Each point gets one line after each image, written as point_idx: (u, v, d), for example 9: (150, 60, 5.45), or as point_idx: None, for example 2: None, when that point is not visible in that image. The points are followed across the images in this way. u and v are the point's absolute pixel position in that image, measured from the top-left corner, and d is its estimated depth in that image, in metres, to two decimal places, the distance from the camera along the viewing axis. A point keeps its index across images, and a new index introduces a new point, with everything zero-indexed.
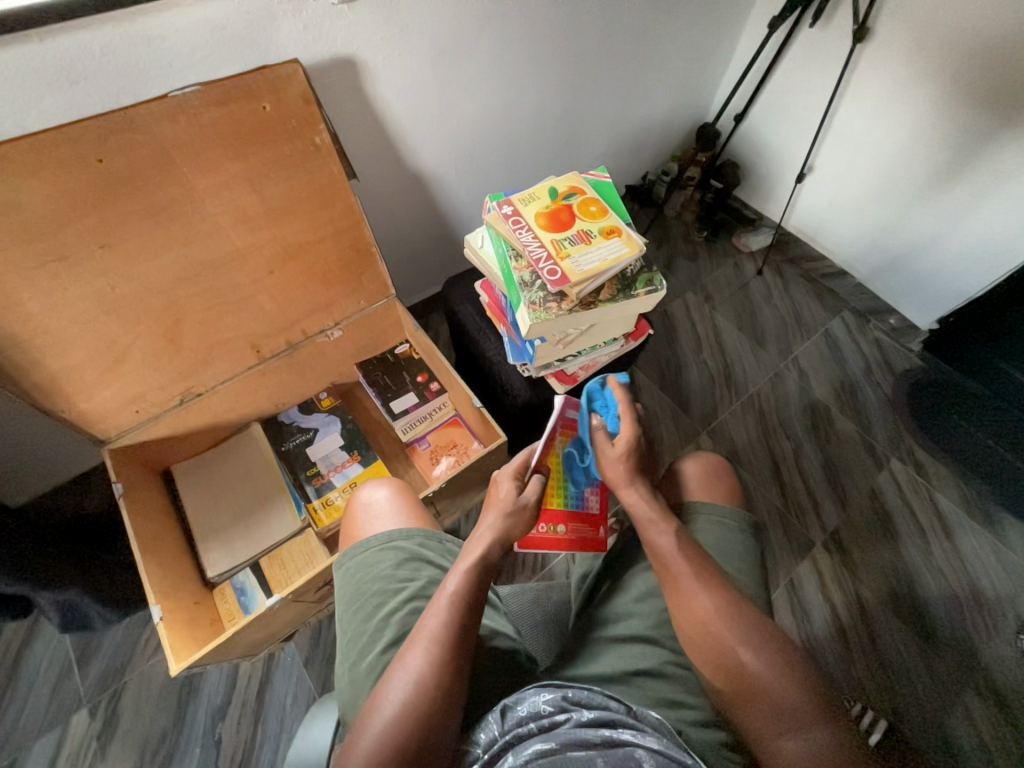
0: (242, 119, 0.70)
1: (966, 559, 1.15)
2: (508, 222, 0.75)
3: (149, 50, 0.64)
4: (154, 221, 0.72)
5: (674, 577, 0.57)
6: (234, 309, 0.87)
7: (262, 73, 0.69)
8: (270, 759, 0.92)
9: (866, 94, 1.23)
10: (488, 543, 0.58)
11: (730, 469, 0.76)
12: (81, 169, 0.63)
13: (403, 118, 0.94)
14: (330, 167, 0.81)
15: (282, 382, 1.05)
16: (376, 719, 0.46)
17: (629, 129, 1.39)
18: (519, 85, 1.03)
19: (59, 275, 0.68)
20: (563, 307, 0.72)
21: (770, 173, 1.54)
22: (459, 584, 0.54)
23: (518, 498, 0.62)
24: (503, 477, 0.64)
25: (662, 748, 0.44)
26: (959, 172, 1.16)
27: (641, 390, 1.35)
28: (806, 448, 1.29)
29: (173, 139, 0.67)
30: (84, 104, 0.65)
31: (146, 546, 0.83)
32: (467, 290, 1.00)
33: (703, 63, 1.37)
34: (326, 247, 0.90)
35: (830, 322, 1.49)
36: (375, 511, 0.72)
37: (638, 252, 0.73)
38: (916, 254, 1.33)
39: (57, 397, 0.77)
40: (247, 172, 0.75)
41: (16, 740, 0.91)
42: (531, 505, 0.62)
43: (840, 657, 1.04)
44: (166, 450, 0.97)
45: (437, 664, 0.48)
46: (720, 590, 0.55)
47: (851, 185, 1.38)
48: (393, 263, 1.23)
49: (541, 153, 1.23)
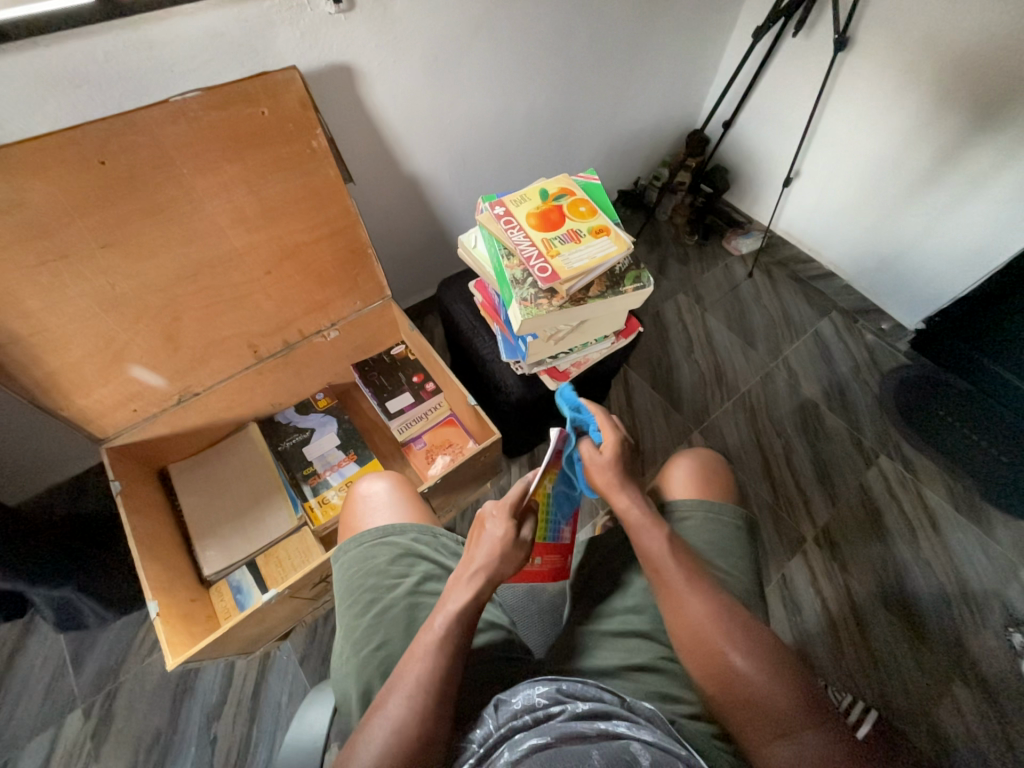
0: (241, 123, 0.72)
1: (954, 553, 1.17)
2: (500, 222, 0.77)
3: (151, 56, 0.66)
4: (154, 222, 0.73)
5: (667, 582, 0.58)
6: (232, 309, 0.89)
7: (261, 79, 0.71)
8: (265, 757, 0.92)
9: (849, 101, 1.27)
10: (477, 586, 0.56)
11: (720, 462, 0.78)
12: (83, 170, 0.65)
13: (398, 124, 0.96)
14: (327, 169, 0.83)
15: (279, 381, 1.06)
16: (355, 767, 0.44)
17: (620, 135, 1.43)
18: (511, 92, 1.06)
19: (60, 274, 0.70)
20: (554, 304, 0.74)
21: (759, 178, 1.58)
22: (447, 628, 0.53)
23: (516, 538, 0.58)
24: (496, 515, 0.59)
25: (656, 741, 0.45)
26: (939, 176, 1.20)
27: (635, 390, 1.37)
28: (796, 446, 1.31)
29: (173, 141, 0.69)
30: (87, 108, 0.66)
31: (143, 542, 0.84)
32: (461, 291, 1.02)
33: (691, 71, 1.41)
34: (323, 247, 0.92)
35: (819, 323, 1.52)
36: (374, 503, 0.73)
37: (626, 250, 0.76)
38: (901, 256, 1.36)
39: (55, 394, 0.78)
40: (245, 174, 0.77)
41: (10, 740, 0.90)
42: (526, 542, 0.59)
43: (831, 652, 1.06)
44: (163, 448, 0.98)
45: (421, 714, 0.46)
46: (714, 594, 0.56)
47: (837, 189, 1.41)
48: (389, 265, 1.25)
49: (534, 158, 1.26)
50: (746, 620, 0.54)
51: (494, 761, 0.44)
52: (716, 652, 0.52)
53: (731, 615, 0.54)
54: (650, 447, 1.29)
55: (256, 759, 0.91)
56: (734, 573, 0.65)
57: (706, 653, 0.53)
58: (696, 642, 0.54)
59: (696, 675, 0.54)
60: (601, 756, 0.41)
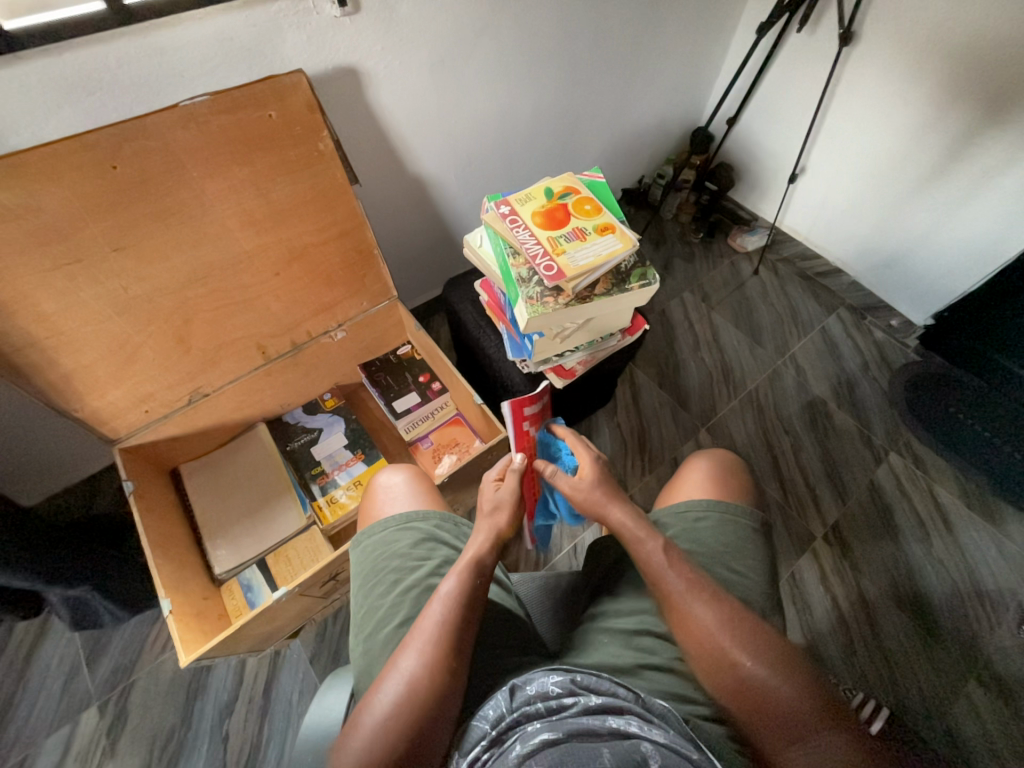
0: (249, 126, 0.73)
1: (966, 550, 1.15)
2: (505, 221, 0.78)
3: (161, 62, 0.67)
4: (165, 225, 0.74)
5: (668, 594, 0.57)
6: (242, 310, 0.90)
7: (269, 82, 0.72)
8: (277, 754, 0.93)
9: (855, 96, 1.26)
10: (478, 548, 0.60)
11: (730, 461, 0.77)
12: (96, 175, 0.66)
13: (403, 126, 0.97)
14: (333, 171, 0.84)
15: (288, 382, 1.07)
16: (368, 719, 0.47)
17: (624, 133, 1.43)
18: (515, 93, 1.07)
19: (74, 277, 0.71)
20: (560, 302, 0.74)
21: (765, 175, 1.57)
22: (455, 587, 0.56)
23: (496, 497, 0.67)
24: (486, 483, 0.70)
25: (668, 743, 0.45)
26: (948, 170, 1.19)
27: (641, 388, 1.37)
28: (805, 443, 1.30)
29: (183, 145, 0.70)
30: (99, 113, 0.67)
31: (155, 541, 0.85)
32: (467, 290, 1.03)
33: (695, 68, 1.41)
34: (330, 248, 0.93)
35: (826, 319, 1.51)
36: (392, 493, 0.73)
37: (631, 247, 0.76)
38: (909, 251, 1.35)
39: (69, 396, 0.79)
40: (253, 176, 0.78)
41: (27, 737, 0.92)
42: (507, 501, 0.67)
43: (843, 649, 1.05)
44: (174, 449, 0.99)
45: (429, 667, 0.49)
46: (716, 601, 0.56)
47: (843, 185, 1.40)
48: (395, 266, 1.26)
49: (538, 158, 1.26)
50: (756, 624, 0.54)
51: (505, 748, 0.45)
52: (726, 660, 0.52)
53: (737, 622, 0.54)
54: (657, 445, 1.28)
55: (268, 755, 0.92)
56: (748, 573, 0.64)
57: (719, 663, 0.52)
58: (707, 656, 0.53)
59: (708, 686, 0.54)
60: (612, 756, 0.42)
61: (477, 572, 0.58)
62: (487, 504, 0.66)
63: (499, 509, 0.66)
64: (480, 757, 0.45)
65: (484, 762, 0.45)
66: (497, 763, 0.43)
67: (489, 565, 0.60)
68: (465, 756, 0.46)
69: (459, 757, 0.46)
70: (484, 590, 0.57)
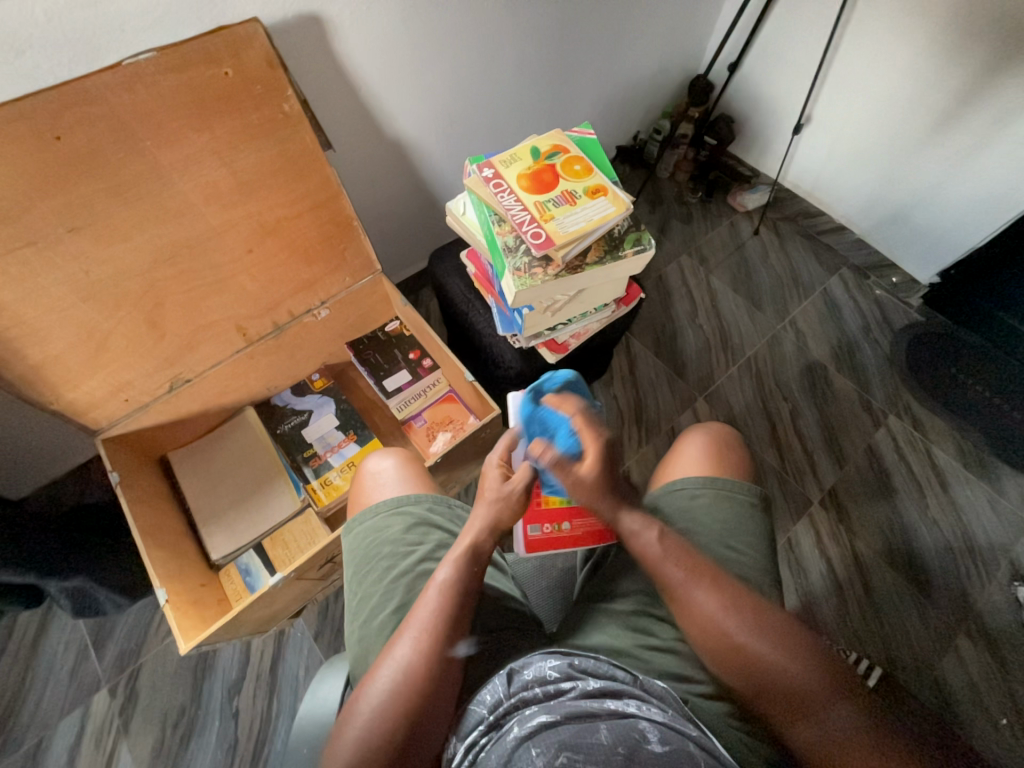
0: (204, 86, 0.66)
1: (961, 510, 1.16)
2: (489, 186, 0.72)
3: (97, 13, 0.60)
4: (123, 201, 0.69)
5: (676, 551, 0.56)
6: (216, 290, 0.85)
7: (220, 35, 0.65)
8: (287, 727, 0.95)
9: (864, 36, 1.16)
10: (478, 535, 0.57)
11: (732, 438, 0.74)
12: (39, 148, 0.60)
13: (376, 82, 0.89)
14: (302, 135, 0.78)
15: (272, 364, 1.03)
16: (361, 708, 0.46)
17: (618, 84, 1.33)
18: (496, 41, 0.98)
19: (29, 261, 0.66)
20: (549, 273, 0.70)
21: (767, 127, 1.48)
22: (452, 575, 0.54)
23: (503, 487, 0.60)
24: (491, 466, 0.63)
25: (667, 720, 0.45)
26: (960, 115, 1.11)
27: (637, 359, 1.34)
28: (803, 408, 1.29)
29: (132, 110, 0.63)
30: (35, 76, 0.61)
31: (146, 532, 0.84)
32: (454, 262, 0.98)
33: (694, 8, 1.29)
34: (305, 221, 0.87)
35: (828, 280, 1.46)
36: (382, 479, 0.71)
37: (625, 210, 0.71)
38: (916, 205, 1.29)
39: (42, 388, 0.76)
40: (214, 144, 0.71)
41: (41, 719, 0.94)
42: (517, 493, 0.60)
43: (836, 609, 1.07)
44: (161, 436, 0.97)
45: (425, 654, 0.49)
46: (717, 586, 0.54)
47: (849, 136, 1.32)
48: (379, 237, 1.20)
49: (525, 115, 1.18)
50: (765, 608, 0.53)
51: (504, 731, 0.45)
52: (734, 647, 0.51)
53: (740, 600, 0.53)
54: (654, 415, 1.27)
55: (278, 729, 0.95)
56: (745, 548, 0.64)
57: (725, 651, 0.51)
58: (701, 626, 0.53)
59: (715, 666, 0.53)
60: (609, 736, 0.42)
61: (474, 558, 0.56)
62: (488, 492, 0.60)
63: (505, 500, 0.59)
64: (480, 742, 0.45)
65: (483, 746, 0.45)
66: (496, 748, 0.44)
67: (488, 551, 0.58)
68: (464, 739, 0.46)
69: (458, 740, 0.47)
70: (481, 574, 0.56)
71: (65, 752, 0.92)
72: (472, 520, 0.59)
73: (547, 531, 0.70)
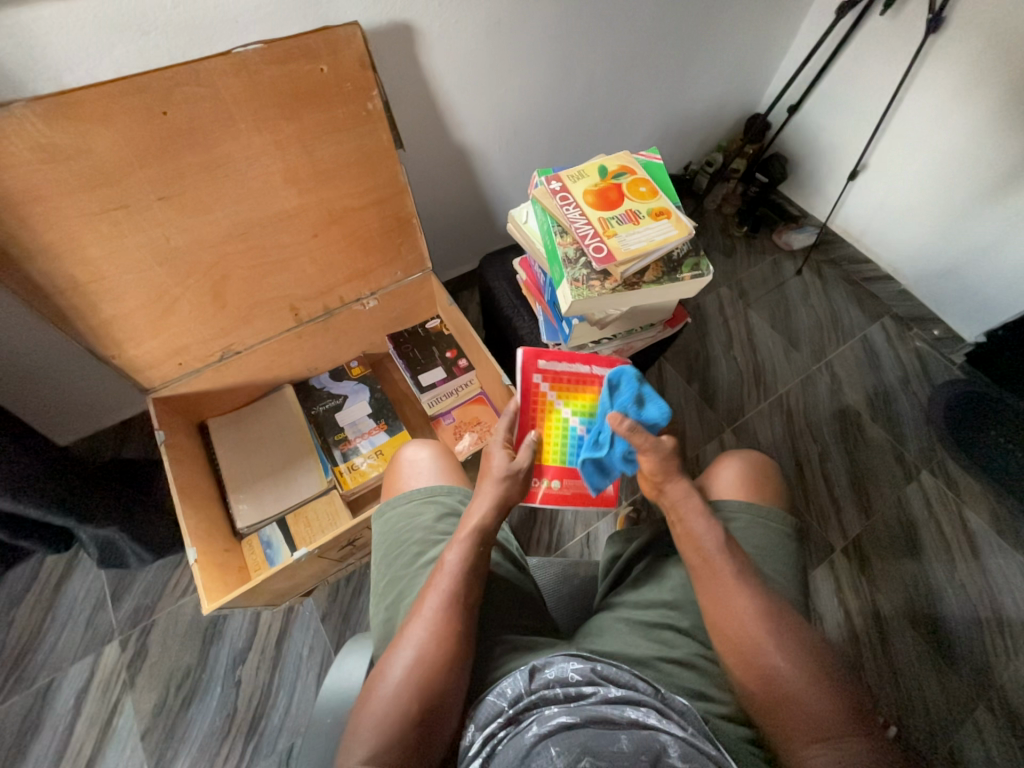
0: (300, 80, 0.71)
1: (990, 578, 1.12)
2: (555, 198, 0.74)
3: (216, 5, 0.65)
4: (210, 177, 0.73)
5: (708, 577, 0.56)
6: (278, 270, 0.89)
7: (323, 34, 0.69)
8: (285, 703, 0.96)
9: (931, 91, 1.17)
10: (484, 519, 0.59)
11: (769, 470, 0.74)
12: (146, 120, 0.65)
13: (452, 91, 0.94)
14: (379, 133, 0.82)
15: (317, 346, 1.07)
16: (379, 690, 0.47)
17: (677, 115, 1.36)
18: (568, 65, 1.02)
19: (119, 222, 0.71)
20: (606, 287, 0.72)
21: (821, 170, 1.49)
22: (458, 557, 0.55)
23: (510, 465, 0.65)
24: (496, 448, 0.68)
25: (688, 737, 0.45)
26: (1022, 179, 1.11)
27: (668, 383, 1.34)
28: (832, 453, 1.27)
29: (233, 95, 0.68)
30: (152, 56, 0.66)
31: (183, 492, 0.87)
32: (504, 268, 1.00)
33: (761, 49, 1.32)
34: (369, 214, 0.91)
35: (869, 327, 1.45)
36: (418, 468, 0.72)
37: (687, 234, 0.72)
38: (970, 262, 1.27)
39: (108, 342, 0.80)
40: (299, 133, 0.76)
41: (54, 662, 0.97)
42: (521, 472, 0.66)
43: (850, 661, 1.04)
44: (204, 403, 1.01)
45: (437, 636, 0.50)
46: (756, 598, 0.54)
47: (906, 187, 1.32)
48: (431, 237, 1.24)
49: (585, 135, 1.22)
50: (800, 628, 0.53)
51: (522, 727, 0.45)
52: (762, 671, 0.50)
53: (780, 619, 0.53)
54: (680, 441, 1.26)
55: (277, 704, 0.96)
56: (781, 579, 0.62)
57: (752, 664, 0.51)
58: (739, 647, 0.52)
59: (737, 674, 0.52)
60: (630, 745, 0.42)
61: (480, 542, 0.57)
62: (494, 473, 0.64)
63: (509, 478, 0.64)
64: (497, 734, 0.46)
65: (500, 739, 0.46)
66: (514, 743, 0.44)
67: (492, 536, 0.59)
68: (482, 729, 0.47)
69: (475, 729, 0.47)
70: (487, 557, 0.57)
71: (72, 697, 0.95)
72: (477, 506, 0.61)
73: (544, 486, 0.75)
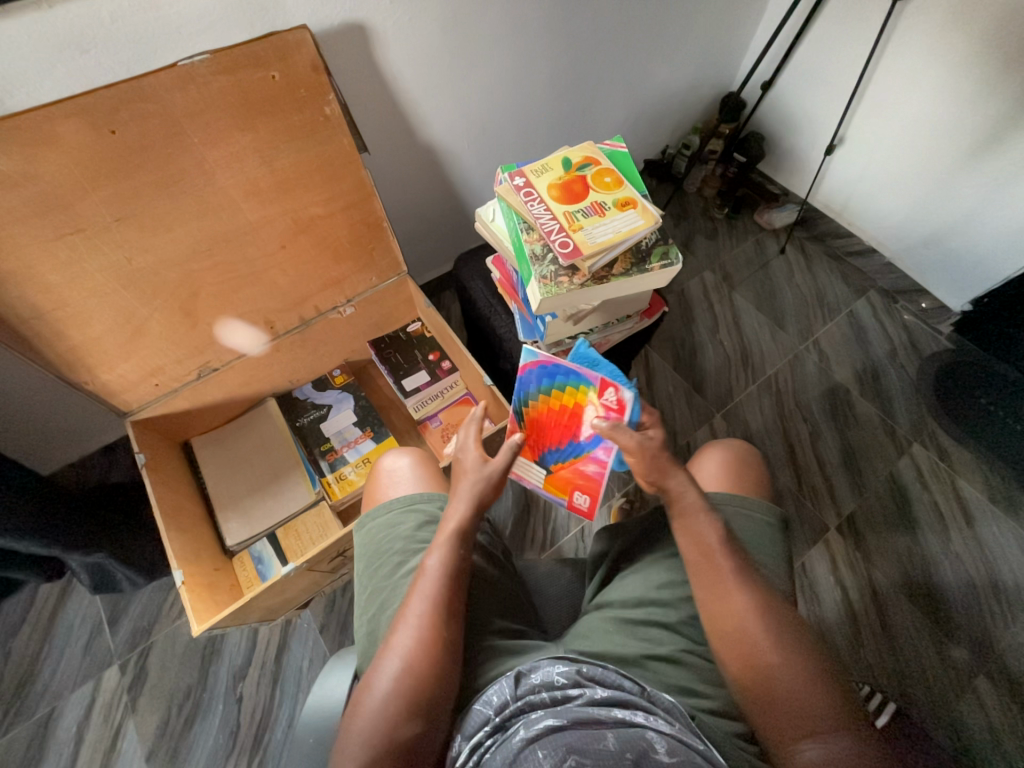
0: (251, 88, 0.69)
1: (986, 546, 1.12)
2: (519, 194, 0.73)
3: (156, 16, 0.63)
4: (168, 194, 0.72)
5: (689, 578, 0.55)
6: (249, 284, 0.88)
7: (270, 40, 0.67)
8: (288, 716, 0.96)
9: (903, 59, 1.15)
10: (462, 516, 0.58)
11: (753, 458, 0.73)
12: (94, 140, 0.63)
13: (413, 89, 0.91)
14: (340, 138, 0.80)
15: (297, 358, 1.06)
16: (367, 700, 0.47)
17: (650, 98, 1.34)
18: (532, 56, 1.01)
19: (77, 247, 0.69)
20: (575, 282, 0.70)
21: (798, 146, 1.47)
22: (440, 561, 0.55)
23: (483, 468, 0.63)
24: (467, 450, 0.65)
25: (674, 732, 0.45)
26: (999, 142, 1.09)
27: (656, 372, 1.33)
28: (823, 431, 1.26)
29: (184, 108, 0.66)
30: (96, 73, 0.64)
31: (167, 514, 0.87)
32: (478, 267, 0.99)
33: (731, 25, 1.30)
34: (338, 221, 0.90)
35: (855, 303, 1.44)
36: (397, 477, 0.72)
37: (653, 224, 0.71)
38: (952, 230, 1.26)
39: (80, 368, 0.79)
40: (257, 143, 0.74)
41: (54, 690, 0.97)
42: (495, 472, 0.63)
43: (850, 640, 1.04)
44: (185, 421, 1.00)
45: (424, 642, 0.49)
46: (728, 594, 0.54)
47: (883, 158, 1.30)
48: (406, 239, 1.22)
49: (556, 126, 1.20)
50: (790, 621, 0.52)
51: (509, 733, 0.45)
52: (743, 664, 0.50)
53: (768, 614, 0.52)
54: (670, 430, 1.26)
55: (280, 719, 0.96)
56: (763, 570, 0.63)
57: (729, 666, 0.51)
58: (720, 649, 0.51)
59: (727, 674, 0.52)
60: (616, 743, 0.42)
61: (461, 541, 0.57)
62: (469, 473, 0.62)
63: (485, 480, 0.62)
64: (485, 743, 0.46)
65: (488, 747, 0.45)
66: (501, 749, 0.44)
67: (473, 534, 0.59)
68: (469, 739, 0.47)
69: (462, 739, 0.47)
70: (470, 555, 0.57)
71: (75, 725, 0.95)
72: (456, 506, 0.60)
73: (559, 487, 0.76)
